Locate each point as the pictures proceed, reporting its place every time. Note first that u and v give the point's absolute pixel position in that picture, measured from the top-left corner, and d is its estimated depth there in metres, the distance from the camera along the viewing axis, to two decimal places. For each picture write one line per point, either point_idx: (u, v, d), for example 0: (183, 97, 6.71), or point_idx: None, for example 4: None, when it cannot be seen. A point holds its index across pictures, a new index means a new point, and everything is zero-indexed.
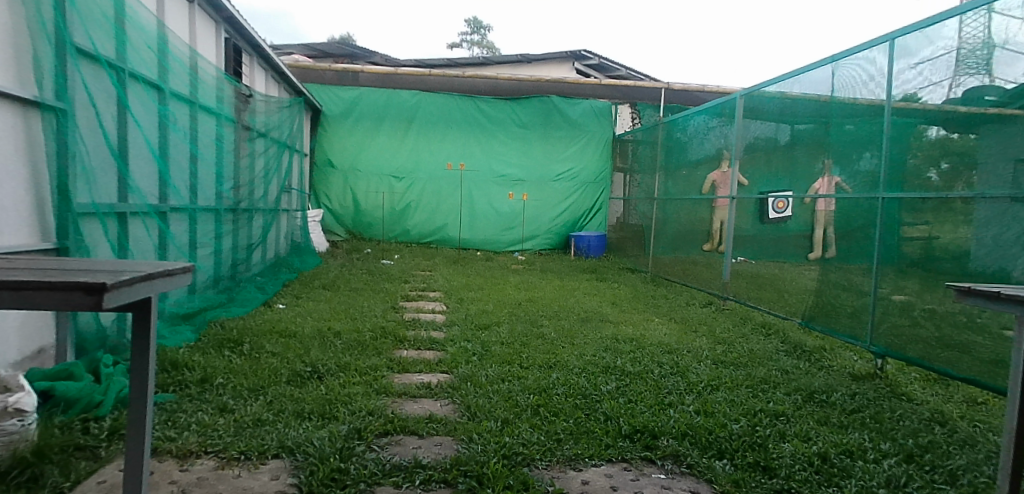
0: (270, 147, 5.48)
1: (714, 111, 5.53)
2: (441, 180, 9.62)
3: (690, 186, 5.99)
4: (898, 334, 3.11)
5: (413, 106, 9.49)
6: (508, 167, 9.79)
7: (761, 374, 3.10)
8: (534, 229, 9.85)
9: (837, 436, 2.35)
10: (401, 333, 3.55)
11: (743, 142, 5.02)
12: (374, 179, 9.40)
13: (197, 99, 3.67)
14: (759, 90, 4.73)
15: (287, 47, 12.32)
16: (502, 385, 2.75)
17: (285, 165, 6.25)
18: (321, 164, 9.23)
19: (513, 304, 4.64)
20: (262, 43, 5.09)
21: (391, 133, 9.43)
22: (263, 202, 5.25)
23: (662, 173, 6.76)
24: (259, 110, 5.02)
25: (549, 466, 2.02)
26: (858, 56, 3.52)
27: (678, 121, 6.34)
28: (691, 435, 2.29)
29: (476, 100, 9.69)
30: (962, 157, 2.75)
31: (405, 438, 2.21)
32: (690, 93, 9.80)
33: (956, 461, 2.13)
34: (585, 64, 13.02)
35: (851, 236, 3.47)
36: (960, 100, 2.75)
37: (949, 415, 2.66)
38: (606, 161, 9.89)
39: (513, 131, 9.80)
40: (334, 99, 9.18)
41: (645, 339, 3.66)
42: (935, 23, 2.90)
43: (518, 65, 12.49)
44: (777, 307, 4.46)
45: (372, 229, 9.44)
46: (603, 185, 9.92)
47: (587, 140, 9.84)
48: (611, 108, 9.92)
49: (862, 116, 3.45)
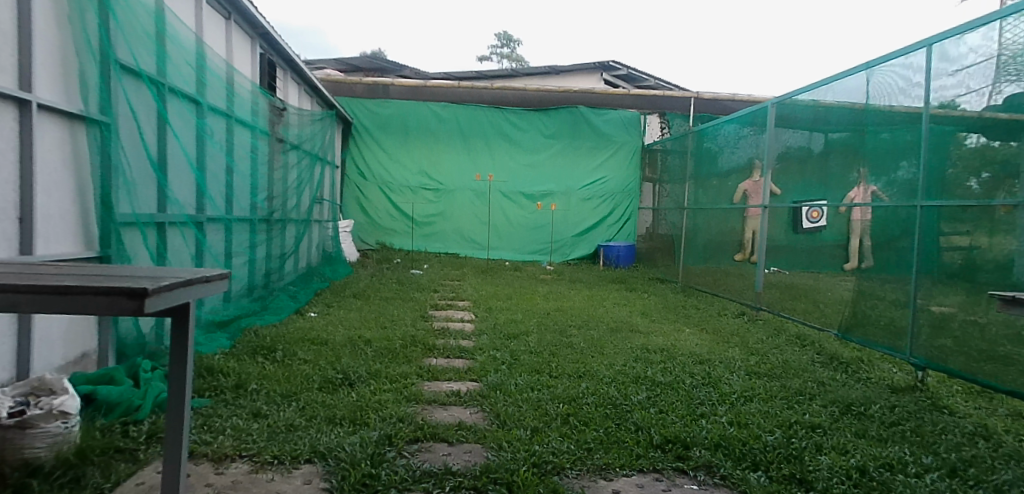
0: (303, 160, 5.63)
1: (744, 119, 5.46)
2: (468, 191, 9.70)
3: (721, 196, 5.92)
4: (940, 347, 3.00)
5: (441, 119, 9.65)
6: (535, 179, 9.82)
7: (797, 385, 3.02)
8: (561, 239, 9.83)
9: (877, 450, 2.32)
10: (431, 341, 3.59)
11: (774, 151, 4.92)
12: (403, 190, 9.54)
13: (233, 112, 3.80)
14: (790, 98, 4.66)
15: (319, 62, 12.69)
16: (531, 393, 2.75)
17: (317, 176, 6.40)
18: (352, 177, 9.42)
19: (543, 314, 4.63)
20: (296, 57, 5.25)
21: (420, 146, 9.60)
22: (296, 212, 5.40)
23: (691, 183, 6.70)
24: (293, 123, 5.18)
25: (579, 475, 2.03)
26: (895, 62, 3.43)
27: (708, 130, 6.28)
28: (724, 446, 2.29)
29: (503, 112, 9.77)
30: (1004, 165, 2.67)
31: (434, 445, 2.25)
32: (719, 103, 9.72)
33: (1002, 476, 2.10)
34: (612, 75, 13.12)
35: (890, 246, 3.38)
36: (1001, 108, 2.67)
37: (993, 429, 2.58)
38: (635, 171, 9.83)
39: (539, 141, 9.84)
40: (365, 111, 9.38)
41: (676, 349, 3.62)
42: (977, 27, 2.81)
43: (545, 76, 12.61)
44: (814, 318, 4.36)
45: (401, 239, 9.54)
46: (632, 195, 9.85)
47: (614, 150, 9.82)
48: (639, 118, 9.88)
49: (898, 124, 3.37)
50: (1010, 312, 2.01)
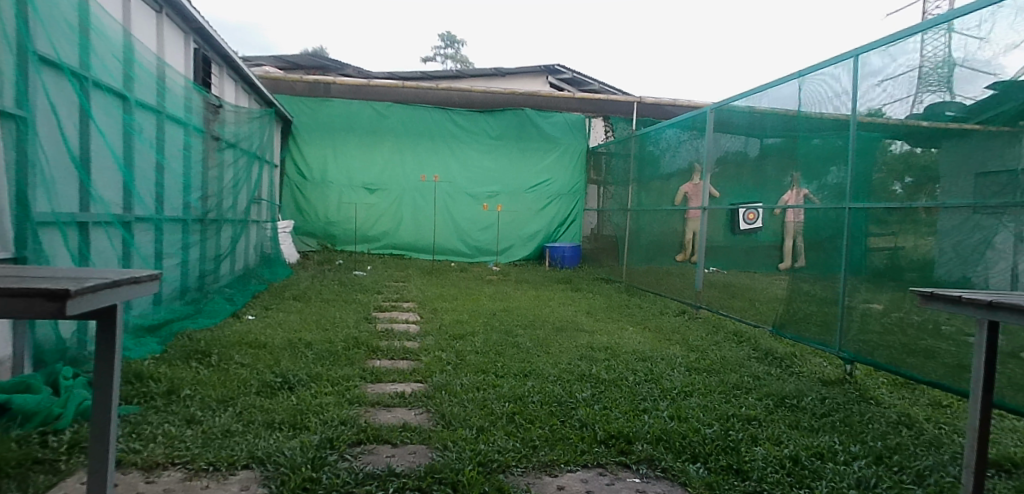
0: (240, 158, 5.47)
1: (685, 124, 5.62)
2: (416, 192, 9.64)
3: (663, 198, 6.07)
4: (867, 341, 3.16)
5: (384, 118, 9.54)
6: (481, 179, 9.83)
7: (734, 380, 3.13)
8: (509, 240, 9.88)
9: (808, 439, 2.47)
10: (375, 343, 3.54)
11: (713, 155, 5.05)
12: (346, 190, 9.41)
13: (164, 108, 3.66)
14: (727, 105, 4.83)
15: (256, 58, 12.44)
16: (476, 393, 2.75)
17: (254, 176, 6.22)
18: (293, 176, 9.25)
19: (489, 314, 4.64)
20: (233, 54, 5.11)
21: (367, 145, 9.48)
22: (233, 212, 5.24)
23: (635, 185, 6.84)
24: (229, 120, 5.03)
25: (524, 473, 2.08)
26: (823, 72, 3.61)
27: (650, 135, 6.44)
28: (665, 439, 2.39)
29: (448, 112, 9.75)
30: (925, 170, 2.87)
31: (378, 447, 2.25)
32: (661, 108, 10.00)
33: (924, 462, 2.28)
34: (559, 79, 13.15)
35: (820, 247, 3.55)
36: (922, 116, 2.88)
37: (915, 417, 2.75)
38: (580, 172, 9.97)
39: (485, 142, 9.85)
40: (305, 109, 9.22)
41: (619, 347, 3.69)
42: (898, 40, 3.01)
43: (491, 78, 12.71)
44: (750, 315, 4.47)
45: (347, 241, 9.44)
46: (577, 197, 10.00)
47: (560, 151, 9.94)
48: (584, 121, 10.05)
49: (828, 130, 3.54)
50: (931, 308, 2.11)
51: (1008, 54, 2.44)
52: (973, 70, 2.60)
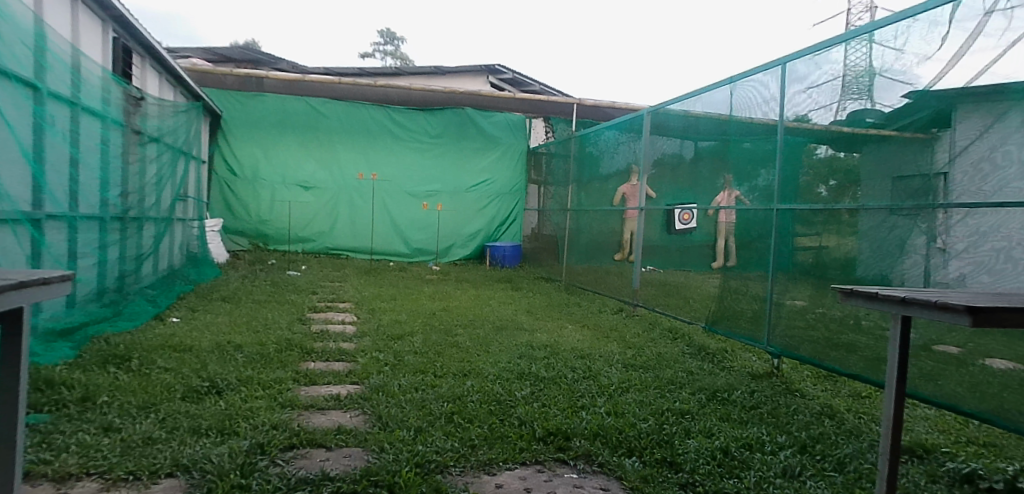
0: (164, 153, 5.24)
1: (623, 126, 5.75)
2: (353, 191, 9.50)
3: (602, 198, 6.19)
4: (793, 335, 3.32)
5: (324, 115, 9.37)
6: (421, 178, 9.78)
7: (668, 375, 3.23)
8: (449, 239, 9.87)
9: (738, 431, 2.57)
10: (309, 345, 3.47)
11: (650, 158, 5.22)
12: (280, 188, 9.18)
13: (79, 100, 3.47)
14: (663, 108, 4.97)
15: (184, 50, 12.02)
16: (414, 394, 2.74)
17: (180, 172, 5.98)
18: (223, 173, 8.96)
19: (428, 314, 4.63)
20: (157, 45, 4.88)
21: (302, 143, 9.29)
22: (156, 210, 5.03)
23: (575, 186, 6.96)
24: (152, 114, 4.81)
25: (462, 472, 2.08)
26: (753, 78, 3.77)
27: (590, 136, 6.56)
28: (602, 435, 2.44)
29: (387, 109, 9.65)
30: (848, 174, 3.04)
31: (312, 451, 2.20)
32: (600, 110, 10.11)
33: (843, 450, 2.41)
34: (499, 78, 13.42)
35: (751, 246, 3.71)
36: (845, 122, 3.05)
37: (837, 408, 2.91)
38: (521, 173, 10.07)
39: (423, 141, 9.80)
40: (235, 104, 8.96)
41: (558, 345, 3.74)
42: (822, 50, 3.18)
43: (432, 76, 12.70)
44: (685, 313, 4.59)
45: (281, 241, 9.21)
46: (517, 197, 10.09)
47: (501, 152, 10.02)
48: (524, 121, 10.14)
49: (758, 134, 3.70)
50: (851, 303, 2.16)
51: (923, 65, 2.62)
52: (891, 80, 2.78)
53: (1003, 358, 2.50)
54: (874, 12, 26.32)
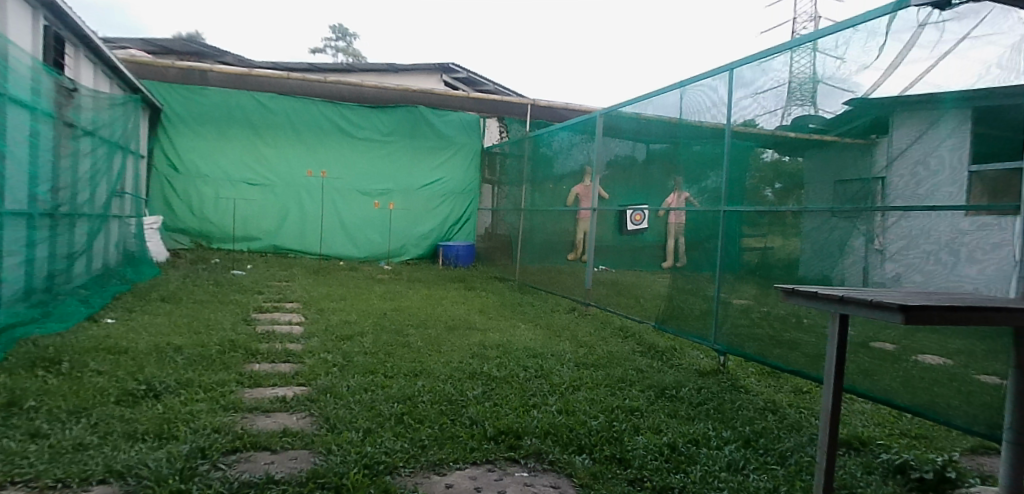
0: (99, 147, 5.04)
1: (577, 128, 5.83)
2: (302, 188, 9.34)
3: (555, 199, 6.24)
4: (738, 333, 3.42)
5: (271, 111, 9.17)
6: (372, 176, 9.68)
7: (619, 373, 3.29)
8: (401, 239, 9.79)
9: (685, 427, 2.64)
10: (253, 346, 3.40)
11: (603, 159, 5.31)
12: (224, 185, 8.96)
13: (7, 90, 3.28)
14: (615, 110, 5.05)
15: (122, 40, 11.62)
16: (363, 395, 2.71)
17: (117, 167, 5.76)
18: (163, 168, 8.68)
19: (379, 314, 4.59)
20: (93, 36, 4.70)
21: (248, 139, 9.08)
22: (89, 206, 4.83)
23: (529, 186, 7.00)
24: (86, 106, 4.61)
25: (411, 473, 2.07)
26: (702, 83, 3.87)
27: (544, 137, 6.61)
28: (553, 433, 2.47)
29: (338, 106, 9.51)
30: (791, 177, 3.15)
31: (256, 454, 2.15)
32: (554, 111, 10.13)
33: (785, 444, 2.50)
34: (454, 78, 13.38)
35: (699, 246, 3.82)
36: (789, 127, 3.16)
37: (779, 403, 3.02)
38: (475, 172, 10.08)
39: (375, 139, 9.69)
40: (177, 97, 8.70)
41: (510, 344, 3.76)
42: (767, 58, 3.30)
43: (384, 73, 12.67)
44: (634, 311, 4.67)
45: (224, 240, 8.98)
46: (471, 196, 10.09)
47: (454, 151, 10.01)
48: (478, 121, 10.12)
49: (707, 138, 3.80)
50: (792, 302, 2.24)
51: (861, 73, 2.73)
52: (833, 87, 2.90)
53: (933, 354, 2.64)
54: (818, 22, 27.66)
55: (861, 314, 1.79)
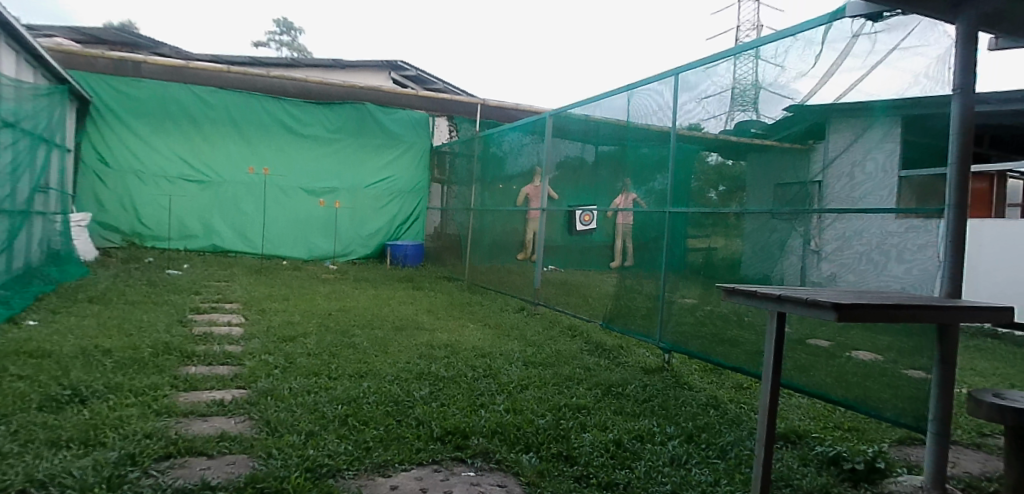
0: (21, 140, 4.79)
1: (526, 128, 5.88)
2: (244, 186, 9.09)
3: (505, 199, 6.25)
4: (682, 331, 3.52)
5: (210, 105, 8.87)
6: (317, 174, 9.53)
7: (567, 372, 3.34)
8: (347, 238, 9.69)
9: (631, 424, 2.69)
10: (189, 348, 3.30)
11: (553, 160, 5.36)
12: (159, 181, 8.64)
13: None
14: (565, 111, 5.12)
15: (48, 29, 11.10)
16: (306, 397, 2.67)
17: (41, 161, 5.47)
18: (92, 163, 8.30)
19: (324, 315, 4.52)
20: (16, 24, 4.48)
21: (186, 133, 8.77)
22: (9, 202, 4.57)
23: (478, 186, 7.00)
24: (6, 96, 4.37)
25: (355, 475, 2.04)
26: (648, 87, 3.96)
27: (494, 137, 6.63)
28: (500, 432, 2.48)
29: (282, 102, 9.29)
30: (734, 180, 3.26)
31: (191, 460, 2.08)
32: (505, 111, 10.15)
33: (726, 439, 2.59)
34: (404, 75, 13.71)
35: (645, 247, 3.91)
36: (733, 131, 3.26)
37: (721, 399, 3.12)
38: (423, 171, 10.11)
39: (321, 136, 9.53)
40: (108, 89, 8.32)
41: (459, 344, 3.77)
42: (710, 65, 3.39)
43: (330, 69, 12.54)
44: (583, 310, 4.79)
45: (159, 238, 8.65)
46: (419, 195, 10.11)
47: (403, 150, 9.98)
48: (427, 120, 10.12)
49: (653, 141, 3.89)
50: (733, 300, 2.24)
51: (799, 81, 2.85)
52: (774, 94, 3.01)
53: (865, 350, 2.77)
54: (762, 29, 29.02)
55: (797, 312, 1.80)
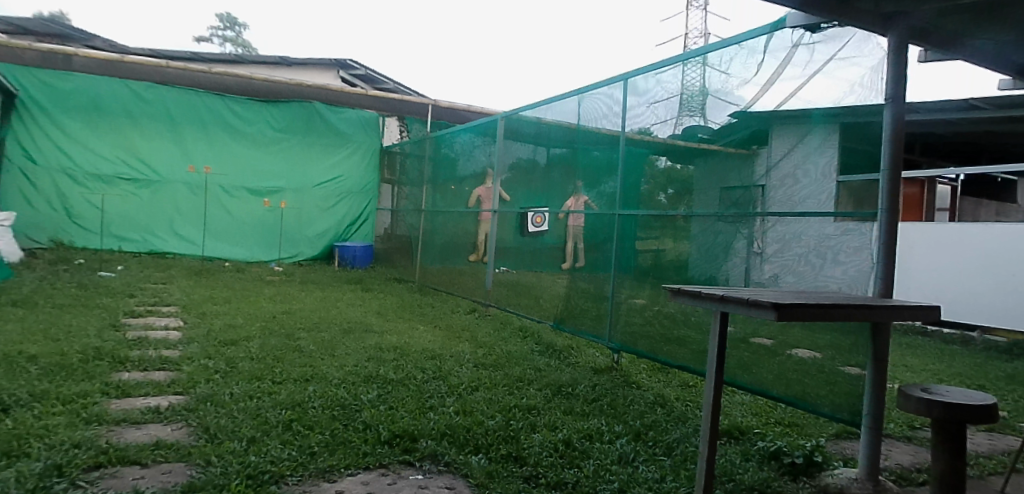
0: None
1: (477, 130, 5.90)
2: (184, 185, 8.83)
3: (456, 200, 6.22)
4: (630, 331, 3.59)
5: (147, 101, 8.54)
6: (262, 173, 9.35)
7: (517, 373, 3.36)
8: (293, 238, 9.57)
9: (580, 423, 2.74)
10: (122, 353, 3.19)
11: (506, 162, 5.39)
12: (92, 179, 8.25)
13: None
14: (517, 114, 5.16)
15: None
16: (248, 402, 2.61)
17: None
18: (16, 159, 7.85)
19: (268, 317, 4.42)
20: None
21: (121, 129, 8.41)
22: None
23: (428, 187, 6.94)
24: None
25: (300, 481, 2.00)
26: (600, 91, 4.04)
27: (445, 138, 6.61)
28: (449, 434, 2.48)
29: (224, 99, 9.07)
30: (681, 183, 3.35)
31: (123, 469, 2.00)
32: (456, 112, 10.23)
33: (672, 436, 2.65)
34: (352, 74, 13.57)
35: (596, 248, 3.98)
36: (680, 136, 3.35)
37: (668, 397, 3.20)
38: (372, 171, 10.07)
39: (266, 134, 9.36)
40: (35, 82, 7.89)
41: (409, 346, 3.75)
42: (659, 70, 3.48)
43: (276, 66, 12.30)
44: (534, 311, 4.78)
45: (88, 238, 8.24)
46: (368, 195, 10.07)
47: (352, 149, 9.92)
48: (377, 119, 10.11)
49: (604, 144, 3.97)
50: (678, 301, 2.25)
51: (742, 88, 2.94)
52: (718, 100, 3.10)
53: (804, 348, 2.88)
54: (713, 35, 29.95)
55: (743, 312, 1.82)
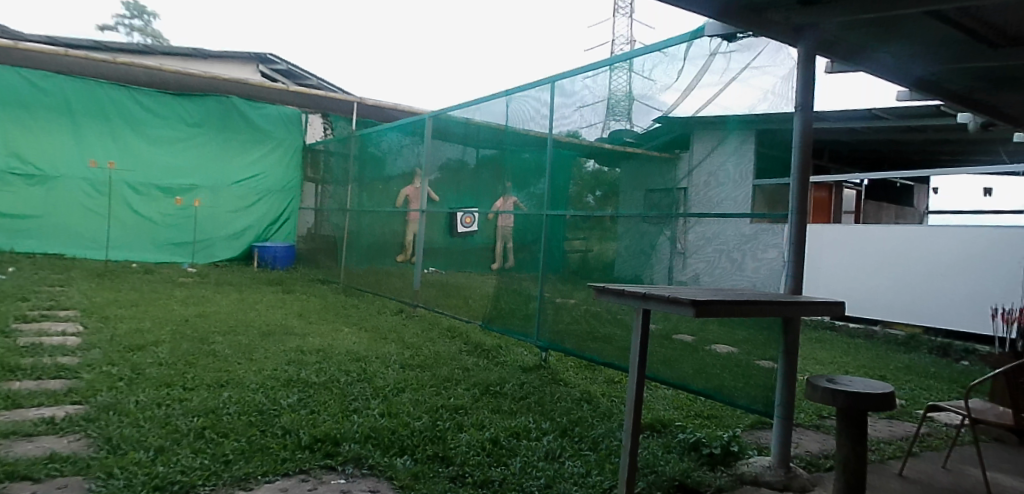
0: None
1: (406, 129, 5.84)
2: (88, 181, 8.30)
3: (385, 200, 6.14)
4: (558, 330, 3.67)
5: (43, 91, 7.95)
6: (175, 170, 8.91)
7: (444, 373, 3.36)
8: (209, 238, 9.18)
9: (508, 422, 2.77)
10: (13, 361, 2.98)
11: (434, 163, 5.38)
12: None
13: None
14: (444, 113, 5.15)
15: None
16: (156, 410, 2.49)
17: None
18: None
19: (179, 321, 4.22)
20: None
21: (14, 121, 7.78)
22: None
23: (355, 186, 6.79)
24: None
25: (213, 490, 1.90)
26: (528, 94, 4.10)
27: (372, 136, 6.49)
28: (375, 437, 2.45)
29: (132, 91, 8.60)
30: (607, 185, 3.45)
31: (11, 485, 1.85)
32: (383, 110, 10.09)
33: (598, 431, 2.72)
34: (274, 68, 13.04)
35: (526, 248, 4.05)
36: (608, 139, 3.45)
37: (594, 393, 3.29)
38: (294, 168, 9.84)
39: (179, 129, 8.93)
40: None
41: (332, 349, 3.68)
42: (587, 75, 3.57)
43: (190, 59, 11.72)
44: (464, 312, 4.80)
45: None
46: (291, 195, 9.83)
47: (273, 146, 9.65)
48: (300, 117, 9.90)
49: (533, 146, 4.05)
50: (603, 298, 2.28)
51: (664, 93, 3.04)
52: (644, 105, 3.20)
53: (723, 343, 3.02)
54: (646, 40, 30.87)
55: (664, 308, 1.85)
